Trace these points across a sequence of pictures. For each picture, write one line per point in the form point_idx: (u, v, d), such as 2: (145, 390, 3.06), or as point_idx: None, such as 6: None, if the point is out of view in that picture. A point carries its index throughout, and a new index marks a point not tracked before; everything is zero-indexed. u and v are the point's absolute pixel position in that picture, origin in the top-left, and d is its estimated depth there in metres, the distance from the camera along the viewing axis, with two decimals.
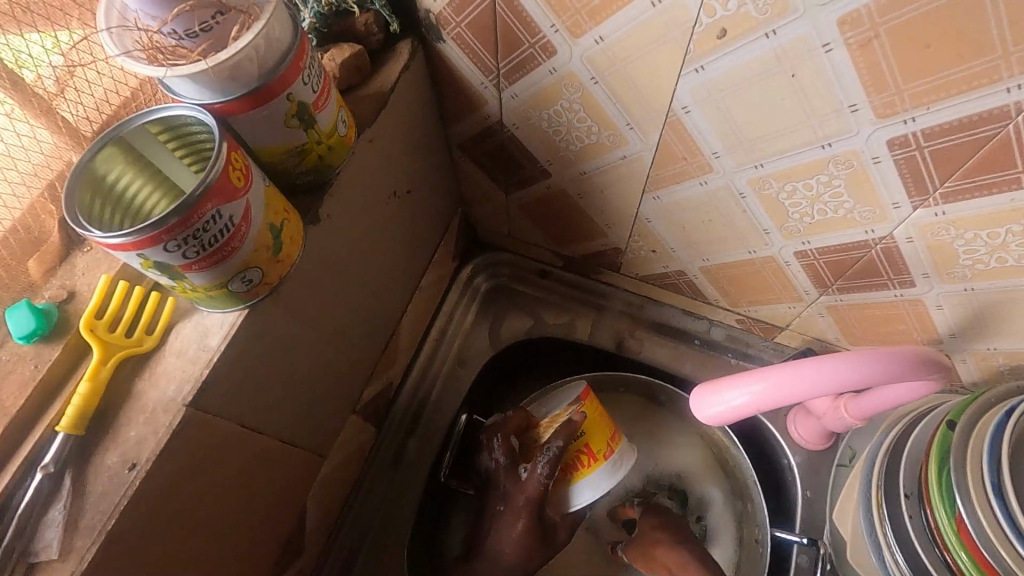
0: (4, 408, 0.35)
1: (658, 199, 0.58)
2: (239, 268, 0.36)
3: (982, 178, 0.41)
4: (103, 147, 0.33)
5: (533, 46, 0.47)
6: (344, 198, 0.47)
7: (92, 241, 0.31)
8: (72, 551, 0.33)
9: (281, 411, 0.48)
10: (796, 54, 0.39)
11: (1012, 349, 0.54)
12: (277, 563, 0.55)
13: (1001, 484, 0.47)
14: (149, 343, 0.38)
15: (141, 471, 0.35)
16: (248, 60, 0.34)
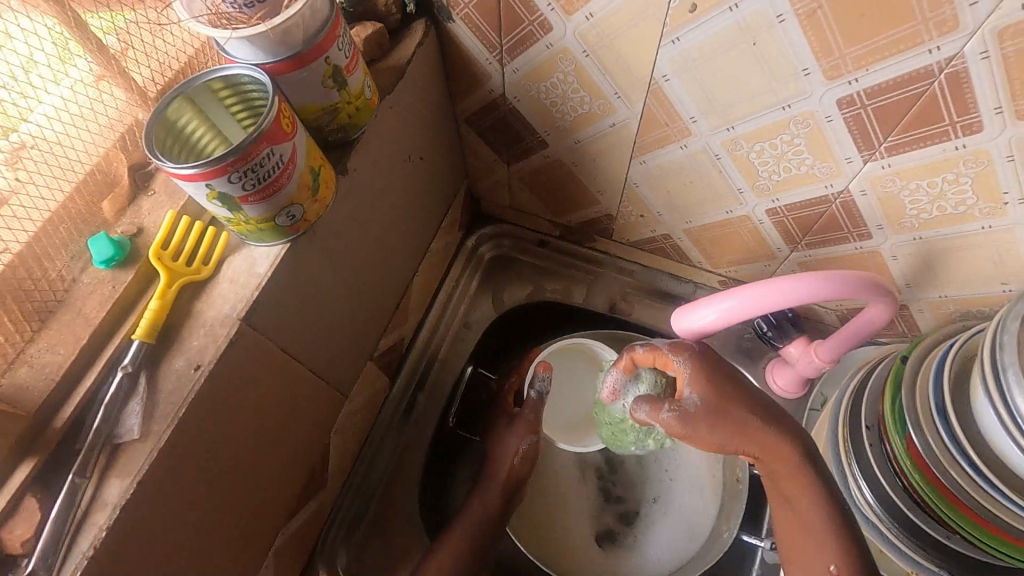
0: (88, 319, 0.42)
1: (644, 164, 0.64)
2: (285, 203, 0.43)
3: (917, 132, 0.48)
4: (174, 98, 0.40)
5: (532, 24, 0.54)
6: (367, 156, 0.54)
7: (169, 172, 0.37)
8: (151, 434, 0.40)
9: (312, 344, 0.54)
10: (756, 25, 0.45)
11: (959, 295, 0.61)
12: (305, 489, 0.62)
13: (944, 404, 0.54)
14: (206, 271, 0.45)
15: (205, 371, 0.42)
16: (295, 26, 0.40)
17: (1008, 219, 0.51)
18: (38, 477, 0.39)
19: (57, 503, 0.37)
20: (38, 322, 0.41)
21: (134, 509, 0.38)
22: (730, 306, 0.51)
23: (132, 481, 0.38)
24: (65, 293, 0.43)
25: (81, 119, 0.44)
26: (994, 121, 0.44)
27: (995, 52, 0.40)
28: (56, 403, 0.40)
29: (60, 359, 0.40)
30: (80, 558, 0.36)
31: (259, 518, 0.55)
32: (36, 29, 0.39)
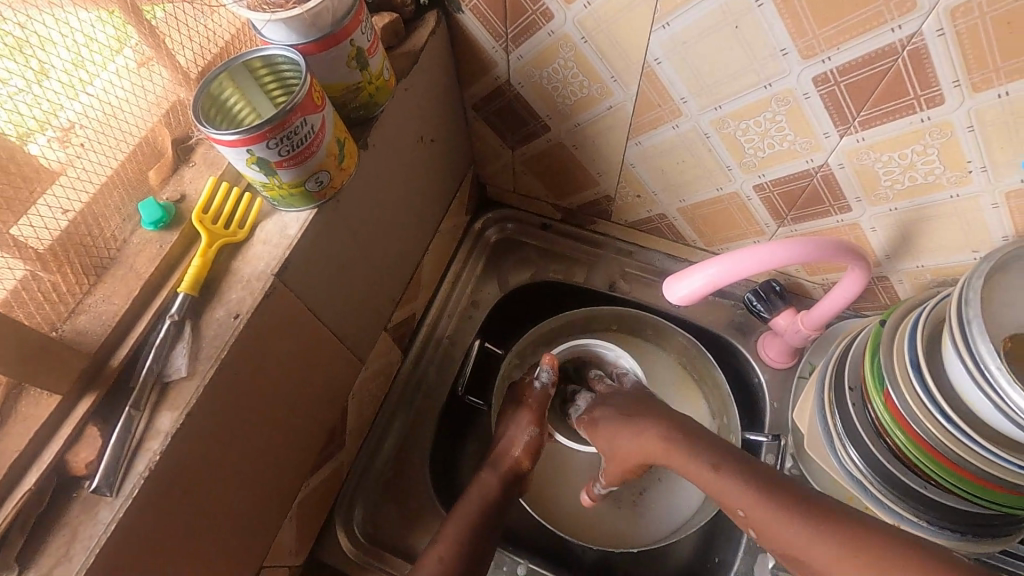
0: (139, 273, 0.46)
1: (640, 144, 0.69)
2: (314, 169, 0.48)
3: (886, 106, 0.53)
4: (217, 75, 0.45)
5: (535, 13, 0.59)
6: (385, 135, 0.59)
7: (214, 137, 0.42)
8: (196, 373, 0.45)
9: (335, 306, 0.59)
10: (737, 9, 0.50)
11: (935, 265, 0.65)
12: (324, 447, 0.66)
13: (918, 358, 0.58)
14: (242, 234, 0.50)
15: (243, 319, 0.46)
16: (325, 10, 0.45)
17: (973, 186, 0.55)
18: (97, 410, 0.43)
19: (115, 430, 0.42)
20: (94, 275, 0.46)
21: (181, 438, 0.43)
22: (747, 257, 0.53)
23: (181, 413, 0.43)
24: (116, 251, 0.47)
25: (133, 94, 0.49)
26: (953, 95, 0.49)
27: (949, 30, 0.45)
28: (112, 345, 0.45)
29: (116, 307, 0.45)
30: (137, 477, 0.41)
31: (284, 468, 0.59)
32: (98, 13, 0.44)
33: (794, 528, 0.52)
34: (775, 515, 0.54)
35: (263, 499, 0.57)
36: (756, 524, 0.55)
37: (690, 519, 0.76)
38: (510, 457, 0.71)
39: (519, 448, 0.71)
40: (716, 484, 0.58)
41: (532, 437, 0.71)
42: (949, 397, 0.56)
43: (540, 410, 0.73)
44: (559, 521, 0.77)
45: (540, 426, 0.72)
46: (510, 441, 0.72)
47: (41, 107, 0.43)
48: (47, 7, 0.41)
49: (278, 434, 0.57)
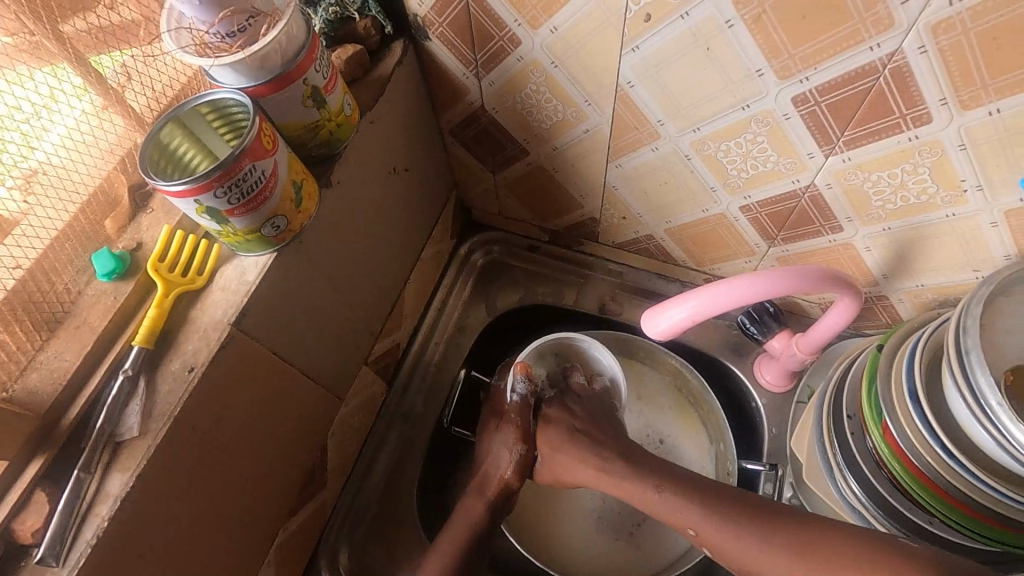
0: (93, 327, 0.45)
1: (620, 166, 0.67)
2: (269, 215, 0.46)
3: (871, 126, 0.50)
4: (166, 123, 0.44)
5: (502, 39, 0.57)
6: (351, 170, 0.57)
7: (159, 189, 0.40)
8: (149, 431, 0.43)
9: (305, 347, 0.57)
10: (705, 32, 0.48)
11: (934, 284, 0.61)
12: (303, 489, 0.65)
13: (916, 390, 0.54)
14: (200, 281, 0.48)
15: (198, 372, 0.45)
16: (274, 51, 0.44)
17: (969, 206, 0.52)
18: (47, 473, 0.42)
19: (63, 495, 0.41)
20: (48, 331, 0.45)
21: (133, 501, 0.42)
22: (719, 295, 0.52)
23: (132, 474, 0.42)
24: (71, 305, 0.46)
25: (86, 145, 0.48)
26: (941, 113, 0.46)
27: (931, 47, 0.42)
28: (64, 404, 0.43)
29: (68, 364, 0.44)
30: (84, 545, 0.40)
31: (257, 516, 0.58)
32: (47, 70, 0.44)
33: (747, 545, 0.55)
34: (719, 531, 0.57)
35: (235, 550, 0.56)
36: (710, 541, 0.57)
37: (689, 550, 0.73)
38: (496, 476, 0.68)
39: (506, 469, 0.68)
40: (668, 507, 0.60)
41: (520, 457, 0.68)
42: (950, 430, 0.53)
43: (524, 424, 0.70)
44: (551, 557, 0.74)
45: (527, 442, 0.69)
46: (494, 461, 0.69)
47: None
48: None
49: (248, 482, 0.55)
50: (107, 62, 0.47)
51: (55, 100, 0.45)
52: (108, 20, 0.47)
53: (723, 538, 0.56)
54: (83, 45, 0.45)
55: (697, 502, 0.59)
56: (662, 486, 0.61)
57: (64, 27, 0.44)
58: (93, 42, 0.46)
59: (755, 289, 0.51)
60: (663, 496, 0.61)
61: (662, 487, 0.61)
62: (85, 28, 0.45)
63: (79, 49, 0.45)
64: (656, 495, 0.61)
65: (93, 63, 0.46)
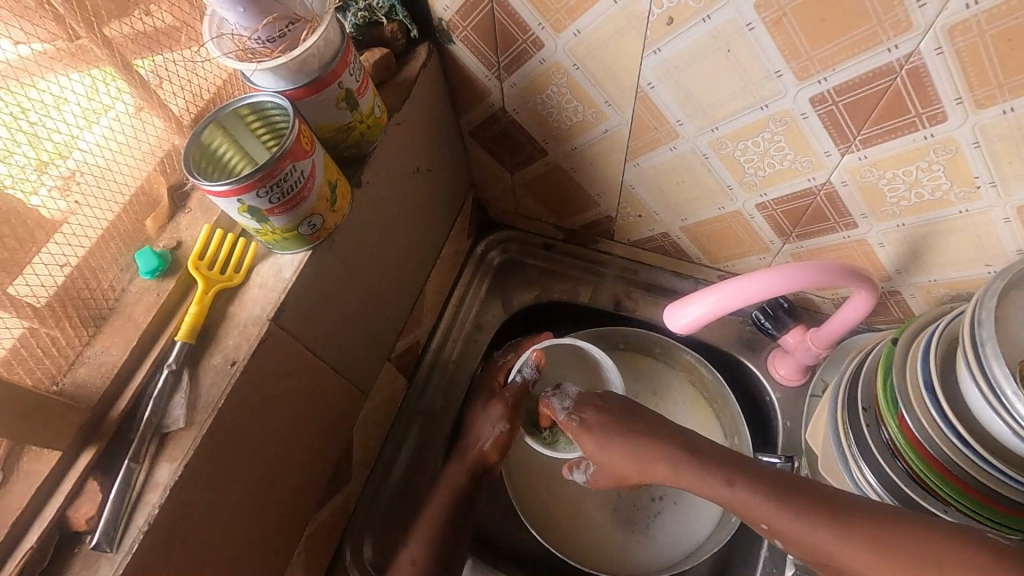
0: (138, 324, 0.47)
1: (638, 166, 0.68)
2: (305, 214, 0.48)
3: (888, 124, 0.51)
4: (208, 125, 0.45)
5: (526, 42, 0.59)
6: (378, 170, 0.59)
7: (204, 189, 0.42)
8: (194, 423, 0.45)
9: (334, 343, 0.59)
10: (727, 34, 0.50)
11: (946, 278, 0.63)
12: (330, 481, 0.66)
13: (932, 382, 0.56)
14: (238, 278, 0.50)
15: (240, 366, 0.46)
16: (312, 56, 0.46)
17: (982, 202, 0.53)
18: (97, 463, 0.44)
19: (114, 484, 0.42)
20: (94, 327, 0.47)
21: (180, 489, 0.43)
22: (742, 287, 0.53)
23: (179, 464, 0.43)
24: (116, 301, 0.48)
25: (127, 146, 0.49)
26: (957, 112, 0.47)
27: (948, 48, 0.44)
28: (112, 397, 0.45)
29: (114, 358, 0.46)
30: (136, 532, 0.41)
31: (289, 506, 0.59)
32: (93, 74, 0.45)
33: (817, 533, 0.51)
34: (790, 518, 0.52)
35: (269, 540, 0.57)
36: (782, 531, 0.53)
37: (705, 541, 0.74)
38: (475, 450, 0.71)
39: (487, 443, 0.71)
40: (735, 498, 0.56)
41: (501, 433, 0.71)
42: (964, 420, 0.54)
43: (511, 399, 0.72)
44: (569, 549, 0.75)
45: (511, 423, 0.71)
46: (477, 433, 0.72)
47: (41, 166, 0.43)
48: (41, 74, 0.42)
49: (281, 473, 0.57)
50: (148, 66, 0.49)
51: (99, 103, 0.46)
52: (150, 26, 0.49)
53: (790, 525, 0.52)
54: (127, 50, 0.47)
55: (764, 491, 0.54)
56: (733, 480, 0.56)
57: (109, 32, 0.46)
58: (136, 47, 0.48)
59: (779, 282, 0.53)
60: (737, 492, 0.56)
61: (733, 481, 0.56)
62: (129, 33, 0.47)
63: (124, 55, 0.47)
64: (727, 490, 0.56)
65: (135, 68, 0.48)
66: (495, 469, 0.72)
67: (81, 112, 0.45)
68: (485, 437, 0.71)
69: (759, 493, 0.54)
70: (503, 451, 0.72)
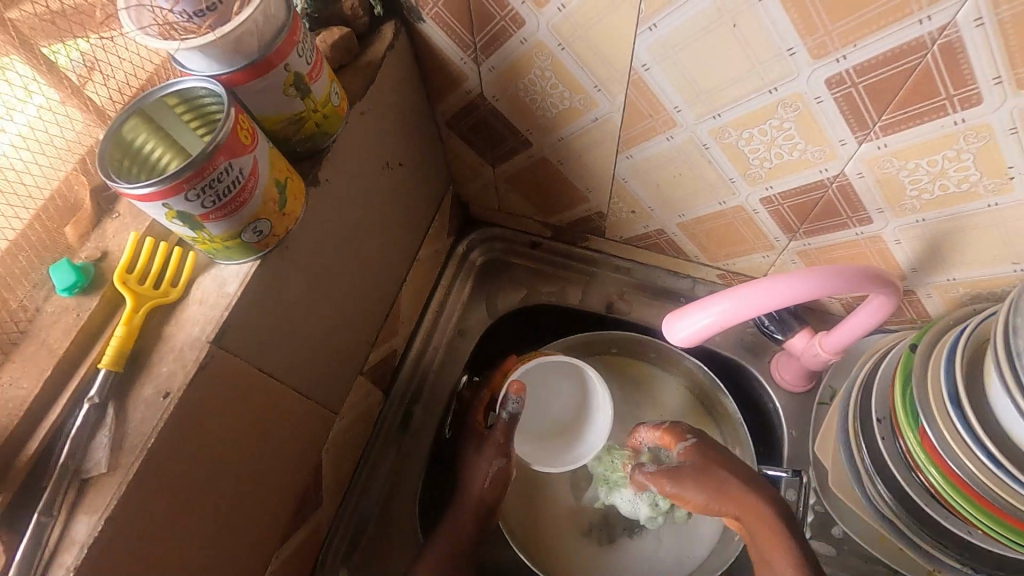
0: (53, 349, 0.40)
1: (631, 157, 0.62)
2: (249, 218, 0.41)
3: (913, 109, 0.45)
4: (127, 117, 0.39)
5: (504, 19, 0.52)
6: (340, 166, 0.52)
7: (123, 194, 0.36)
8: (119, 467, 0.38)
9: (293, 360, 0.52)
10: (733, 6, 0.43)
11: (968, 278, 0.57)
12: (297, 512, 0.60)
13: (959, 394, 0.50)
14: (174, 294, 0.43)
15: (174, 398, 0.40)
16: (248, 33, 0.38)
17: (1015, 195, 0.48)
18: (4, 517, 0.37)
19: (22, 543, 0.36)
20: (2, 354, 0.40)
21: (103, 546, 0.37)
22: (752, 294, 0.47)
23: (100, 516, 0.37)
24: (28, 324, 0.41)
25: (41, 144, 0.42)
26: (993, 93, 0.42)
27: (990, 18, 0.38)
28: (22, 437, 0.38)
29: (24, 393, 0.39)
30: None
31: (249, 543, 0.53)
32: None
33: None
34: None
35: None
36: None
37: (706, 560, 0.70)
38: (474, 497, 0.68)
39: (486, 480, 0.68)
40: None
41: (500, 468, 0.69)
42: (994, 436, 0.49)
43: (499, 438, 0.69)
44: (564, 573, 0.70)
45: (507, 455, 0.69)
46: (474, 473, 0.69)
47: None
48: None
49: (237, 510, 0.50)
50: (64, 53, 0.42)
51: None
52: (62, 2, 0.41)
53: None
54: (33, 32, 0.40)
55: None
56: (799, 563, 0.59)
57: (6, 12, 0.39)
58: (47, 29, 0.41)
59: (803, 284, 0.47)
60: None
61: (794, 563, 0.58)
62: (35, 12, 0.40)
63: (29, 37, 0.40)
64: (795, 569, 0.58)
65: (45, 53, 0.41)
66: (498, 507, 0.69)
67: None
68: (481, 475, 0.68)
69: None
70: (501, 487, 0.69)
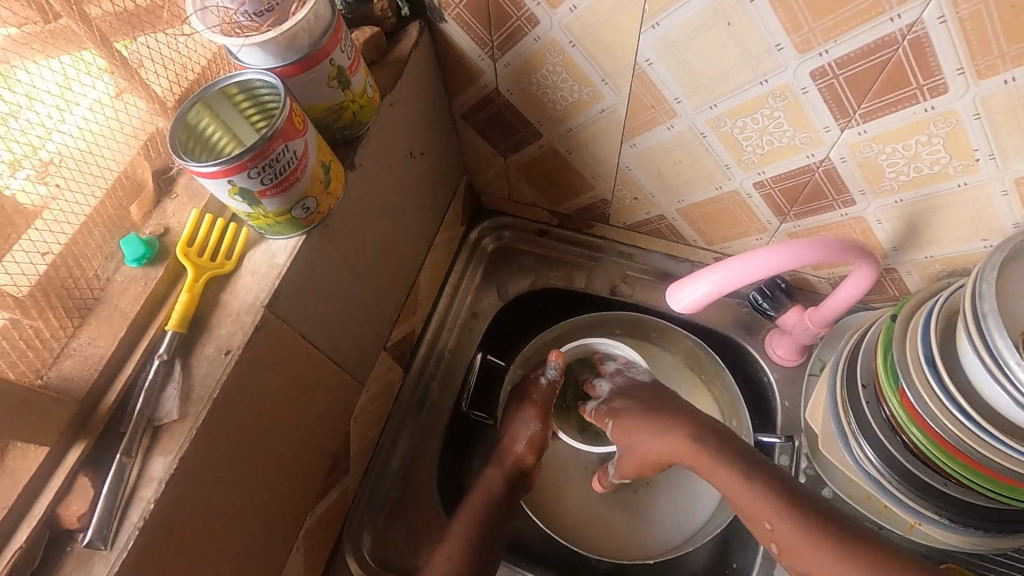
0: (125, 313, 0.45)
1: (635, 146, 0.68)
2: (299, 196, 0.46)
3: (888, 97, 0.51)
4: (193, 105, 0.43)
5: (519, 19, 0.57)
6: (372, 153, 0.57)
7: (193, 171, 0.40)
8: (188, 415, 0.43)
9: (330, 331, 0.57)
10: (728, 6, 0.49)
11: (943, 254, 0.63)
12: (329, 474, 0.65)
13: (933, 355, 0.55)
14: (229, 265, 0.48)
15: (234, 355, 0.45)
16: (302, 31, 0.44)
17: (981, 175, 0.53)
18: (88, 458, 0.42)
19: (106, 480, 0.40)
20: (80, 317, 0.45)
21: (176, 484, 0.42)
22: (746, 264, 0.53)
23: (174, 457, 0.42)
24: (101, 291, 0.46)
25: (111, 129, 0.47)
26: (958, 82, 0.47)
27: (951, 16, 0.43)
28: (101, 390, 0.43)
29: (102, 351, 0.44)
30: (131, 528, 0.40)
31: (289, 499, 0.58)
32: (71, 53, 0.43)
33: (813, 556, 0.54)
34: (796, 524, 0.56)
35: (269, 535, 0.56)
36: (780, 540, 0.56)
37: (706, 524, 0.74)
38: (513, 452, 0.71)
39: (521, 443, 0.71)
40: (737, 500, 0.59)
41: (534, 433, 0.71)
42: (965, 392, 0.54)
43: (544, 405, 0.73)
44: (574, 535, 0.75)
45: (544, 422, 0.72)
46: (512, 436, 0.72)
47: (18, 149, 0.41)
48: (18, 54, 0.40)
49: (280, 466, 0.55)
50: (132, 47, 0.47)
51: (78, 83, 0.44)
52: (131, 2, 0.46)
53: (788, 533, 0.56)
54: (107, 28, 0.45)
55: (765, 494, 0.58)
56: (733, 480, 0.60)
57: (89, 10, 0.43)
58: (118, 26, 0.46)
59: (791, 254, 0.52)
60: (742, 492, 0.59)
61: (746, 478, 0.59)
62: (110, 11, 0.45)
63: (104, 33, 0.45)
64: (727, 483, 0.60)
65: (117, 48, 0.46)
66: (533, 472, 0.71)
67: (61, 93, 0.43)
68: (519, 438, 0.71)
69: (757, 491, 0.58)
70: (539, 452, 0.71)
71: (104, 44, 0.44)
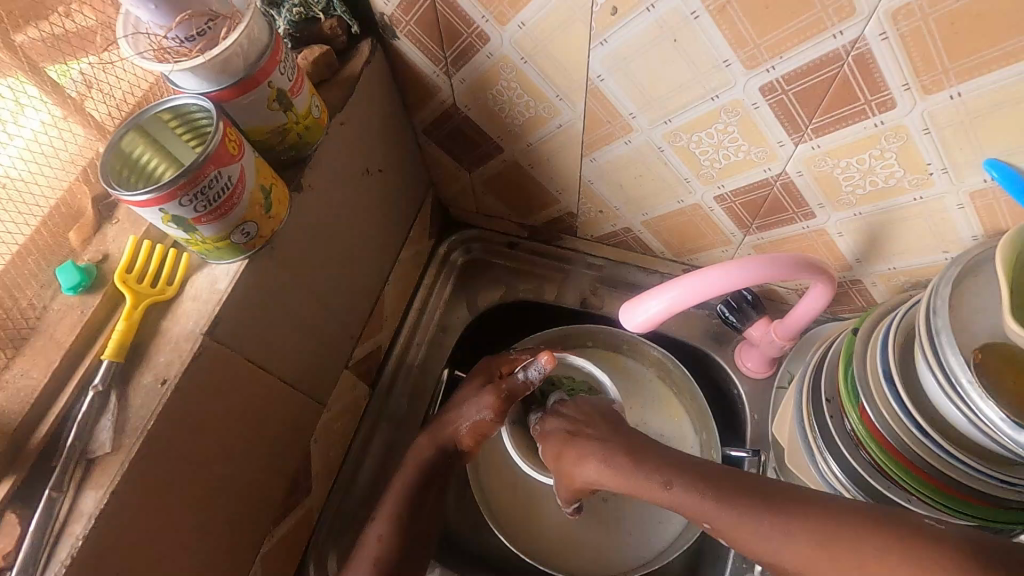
0: (60, 343, 0.44)
1: (594, 160, 0.67)
2: (238, 221, 0.46)
3: (838, 113, 0.50)
4: (126, 131, 0.43)
5: (470, 36, 0.57)
6: (322, 173, 0.56)
7: (123, 200, 0.40)
8: (122, 447, 0.42)
9: (282, 354, 0.56)
10: (673, 23, 0.48)
11: (905, 266, 0.62)
12: (287, 497, 0.64)
13: (890, 371, 0.55)
14: (171, 291, 0.47)
15: (171, 385, 0.44)
16: (234, 55, 0.43)
17: (936, 189, 0.52)
18: (18, 493, 0.41)
19: (35, 516, 0.40)
20: (13, 348, 0.44)
21: (108, 518, 0.41)
22: (699, 281, 0.52)
23: (106, 491, 0.41)
24: (36, 320, 0.45)
25: (46, 155, 0.47)
26: (905, 98, 0.46)
27: (892, 33, 0.43)
28: (33, 422, 0.42)
29: (35, 382, 0.43)
30: (58, 566, 0.39)
31: (241, 524, 0.57)
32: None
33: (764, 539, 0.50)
34: (733, 515, 0.52)
35: (220, 562, 0.55)
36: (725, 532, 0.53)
37: (676, 539, 0.73)
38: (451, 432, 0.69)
39: (464, 426, 0.69)
40: (674, 501, 0.56)
41: (482, 421, 0.68)
42: (923, 409, 0.53)
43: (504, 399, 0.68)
44: (541, 552, 0.74)
45: (498, 414, 0.68)
46: (459, 414, 0.69)
47: None
48: None
49: (230, 492, 0.54)
50: (64, 71, 0.46)
51: (8, 112, 0.44)
52: (63, 28, 0.46)
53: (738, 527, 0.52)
54: (37, 55, 0.44)
55: (708, 493, 0.54)
56: (672, 482, 0.57)
57: (16, 37, 0.43)
58: (50, 52, 0.45)
59: (743, 272, 0.52)
60: (675, 494, 0.56)
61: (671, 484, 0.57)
62: (40, 37, 0.44)
63: (35, 60, 0.44)
64: (666, 492, 0.57)
65: (47, 74, 0.45)
66: (466, 454, 0.70)
67: None
68: (465, 420, 0.68)
69: (696, 491, 0.55)
70: (478, 440, 0.70)
71: (35, 72, 0.44)
